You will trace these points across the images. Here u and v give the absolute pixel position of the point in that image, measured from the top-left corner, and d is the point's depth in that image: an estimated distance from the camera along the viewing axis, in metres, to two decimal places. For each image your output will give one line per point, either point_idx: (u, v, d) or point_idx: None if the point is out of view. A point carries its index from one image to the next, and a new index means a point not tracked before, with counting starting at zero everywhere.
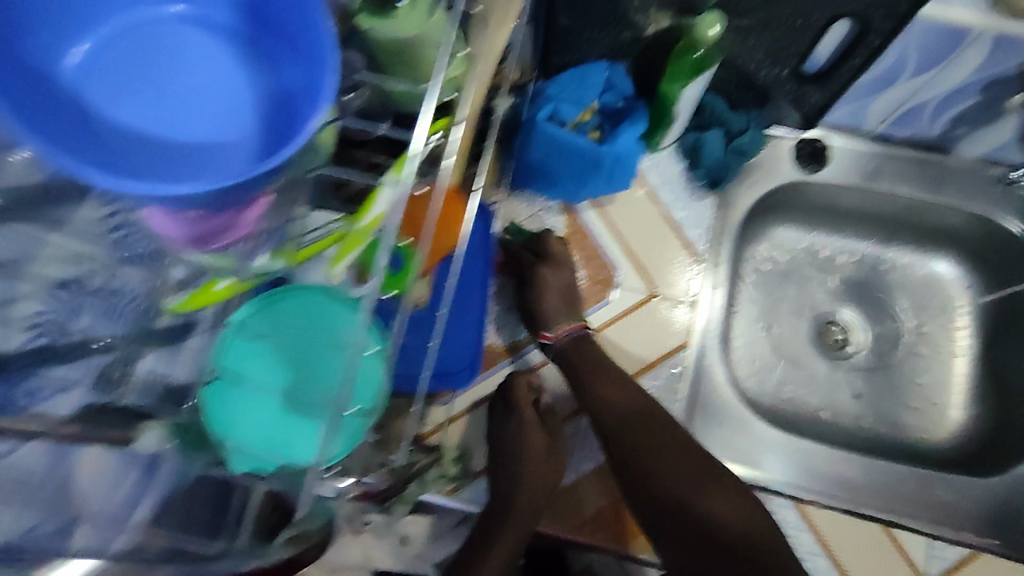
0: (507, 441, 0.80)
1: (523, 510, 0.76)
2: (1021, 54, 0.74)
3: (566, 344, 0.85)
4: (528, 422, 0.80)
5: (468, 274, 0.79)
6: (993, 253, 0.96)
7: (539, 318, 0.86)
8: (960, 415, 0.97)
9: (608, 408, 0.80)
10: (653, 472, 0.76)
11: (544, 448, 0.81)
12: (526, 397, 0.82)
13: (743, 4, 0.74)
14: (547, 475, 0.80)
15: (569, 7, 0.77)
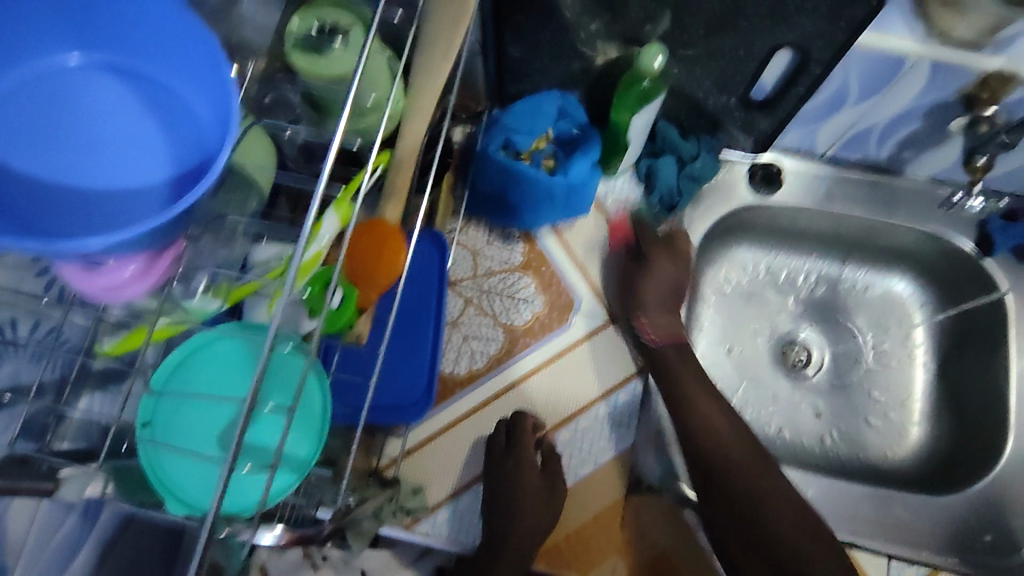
0: (504, 477, 0.81)
1: (514, 553, 0.78)
2: (958, 81, 0.75)
3: (670, 345, 0.87)
4: (517, 451, 0.82)
5: (421, 307, 0.80)
6: (948, 271, 0.98)
7: (641, 310, 0.88)
8: (919, 431, 0.98)
9: (698, 419, 0.83)
10: (729, 468, 0.80)
11: (542, 488, 0.82)
12: (525, 444, 0.82)
13: (685, 35, 0.76)
14: (546, 514, 0.81)
15: (518, 40, 0.81)
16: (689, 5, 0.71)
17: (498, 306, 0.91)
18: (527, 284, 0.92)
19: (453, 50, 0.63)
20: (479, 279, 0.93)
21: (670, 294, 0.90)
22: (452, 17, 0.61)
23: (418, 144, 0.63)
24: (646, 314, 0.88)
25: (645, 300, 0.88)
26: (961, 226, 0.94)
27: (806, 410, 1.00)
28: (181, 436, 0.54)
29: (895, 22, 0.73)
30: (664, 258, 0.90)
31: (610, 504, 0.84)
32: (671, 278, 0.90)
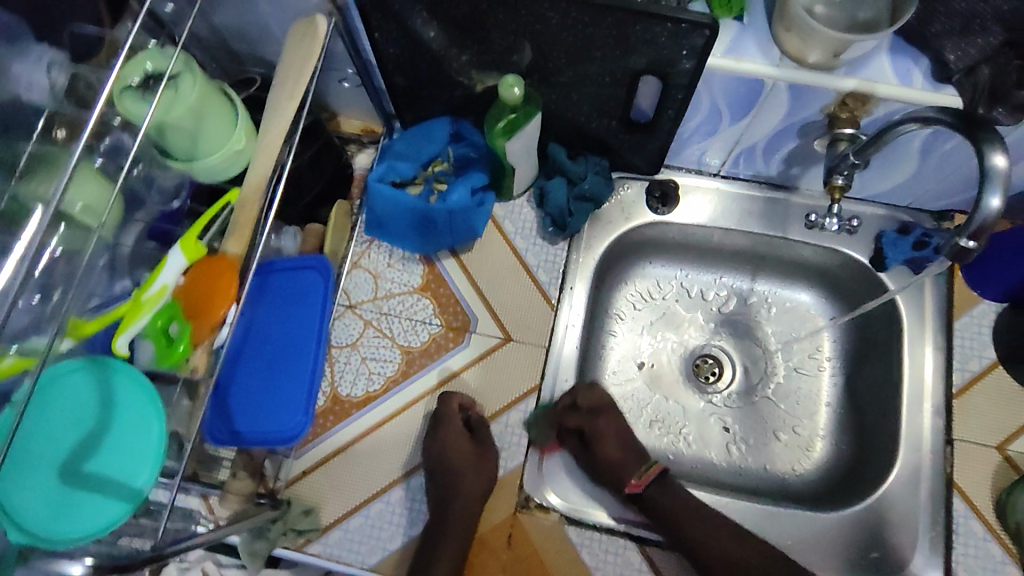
0: (434, 453, 0.86)
1: (457, 522, 0.82)
2: (818, 103, 0.76)
3: (659, 485, 0.86)
4: (443, 426, 0.87)
5: (305, 332, 0.85)
6: (850, 283, 0.99)
7: (612, 476, 0.87)
8: (824, 445, 0.98)
9: (695, 535, 0.82)
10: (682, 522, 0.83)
11: (472, 456, 0.86)
12: (455, 422, 0.87)
13: (551, 64, 0.78)
14: (481, 485, 0.85)
15: (400, 70, 0.85)
16: (546, 36, 0.73)
17: (396, 328, 0.93)
18: (425, 306, 0.94)
19: (300, 89, 0.67)
20: (378, 301, 0.95)
21: (631, 450, 0.89)
22: (304, 53, 0.67)
23: (265, 176, 0.65)
24: (622, 472, 0.86)
25: (611, 462, 0.87)
26: (858, 241, 0.95)
27: (714, 425, 1.01)
28: (26, 498, 0.56)
29: (750, 45, 0.74)
30: (606, 422, 0.89)
31: (499, 522, 0.86)
32: (618, 430, 0.90)
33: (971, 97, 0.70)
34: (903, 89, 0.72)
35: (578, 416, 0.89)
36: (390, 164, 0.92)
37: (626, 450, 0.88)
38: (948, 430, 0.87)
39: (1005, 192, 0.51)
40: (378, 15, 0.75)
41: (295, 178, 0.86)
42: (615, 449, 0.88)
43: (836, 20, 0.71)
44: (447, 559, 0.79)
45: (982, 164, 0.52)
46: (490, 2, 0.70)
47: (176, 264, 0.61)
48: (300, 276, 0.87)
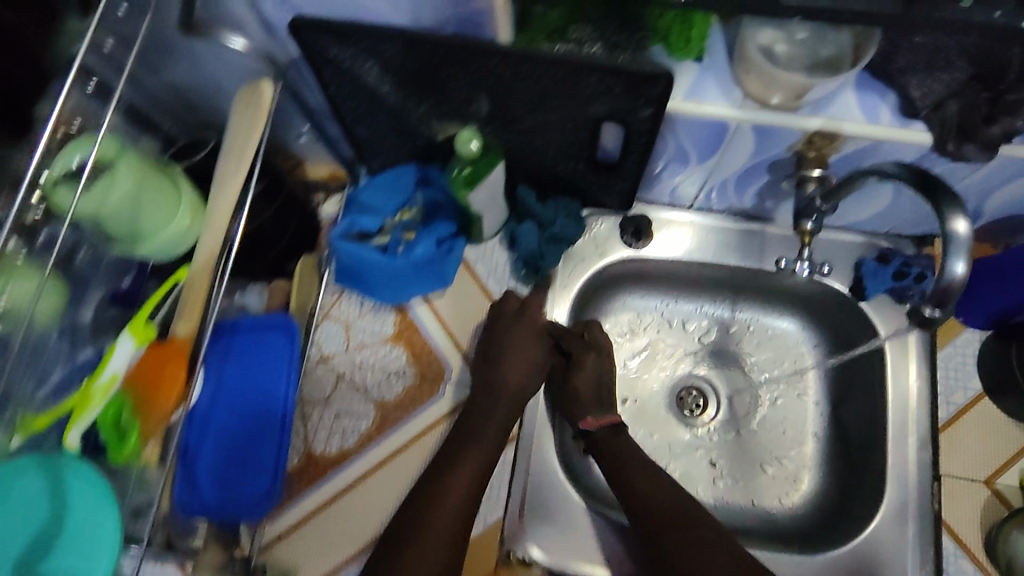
0: (494, 340, 0.89)
1: (508, 399, 0.85)
2: (784, 142, 0.74)
3: (608, 428, 0.86)
4: (504, 319, 0.90)
5: (271, 395, 0.85)
6: (833, 312, 0.96)
7: (574, 408, 0.89)
8: (810, 480, 0.96)
9: (627, 474, 0.81)
10: (627, 477, 0.81)
11: (533, 345, 0.89)
12: (520, 314, 0.90)
13: (510, 113, 0.76)
14: (530, 375, 0.86)
15: (361, 122, 0.83)
16: (503, 88, 0.71)
17: (370, 381, 0.92)
18: (398, 355, 0.92)
19: (247, 159, 0.66)
20: (351, 353, 0.93)
21: (597, 397, 0.90)
22: (248, 123, 0.67)
23: (214, 254, 0.64)
24: (582, 407, 0.88)
25: (579, 396, 0.89)
26: (839, 270, 0.93)
27: (701, 459, 0.98)
28: None
29: (711, 87, 0.72)
30: (591, 357, 0.91)
31: None
32: (599, 369, 0.91)
33: (941, 133, 0.68)
34: (869, 127, 0.69)
35: (570, 341, 0.92)
36: (354, 219, 0.88)
37: (594, 391, 0.90)
38: (937, 467, 0.85)
39: (971, 255, 0.50)
40: (330, 73, 0.73)
41: (256, 238, 0.84)
42: (587, 388, 0.90)
43: (798, 59, 0.68)
44: (489, 435, 0.82)
45: (943, 229, 0.51)
46: (442, 57, 0.68)
47: (125, 351, 0.60)
48: (264, 335, 0.86)
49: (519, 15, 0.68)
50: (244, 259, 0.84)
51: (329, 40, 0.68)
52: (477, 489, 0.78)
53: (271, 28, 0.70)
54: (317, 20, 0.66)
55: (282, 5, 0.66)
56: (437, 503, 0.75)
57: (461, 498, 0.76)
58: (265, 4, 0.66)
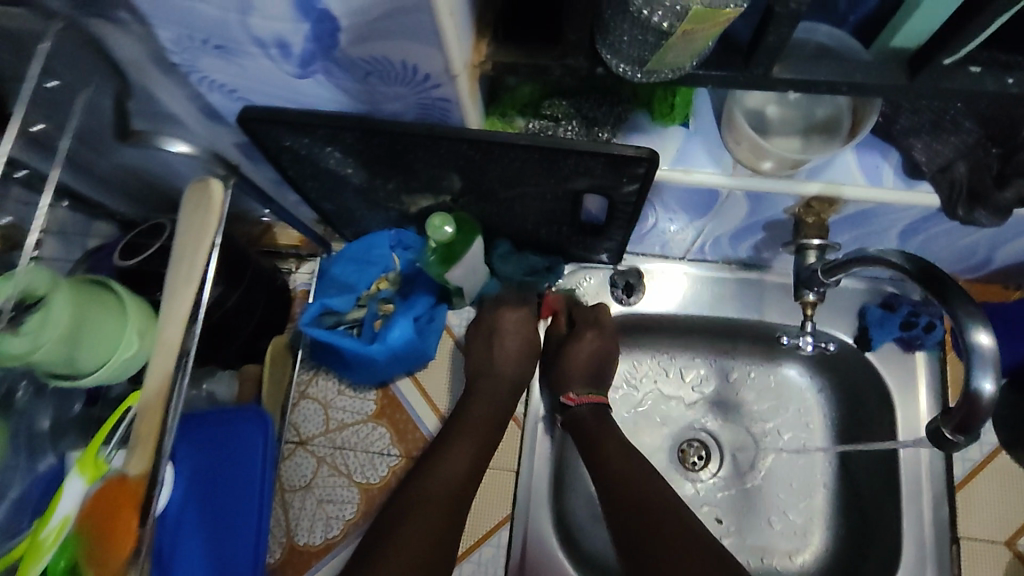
0: (485, 325, 0.89)
1: (500, 376, 0.87)
2: (779, 206, 0.69)
3: (591, 411, 0.86)
4: (502, 305, 0.89)
5: (247, 495, 0.79)
6: (834, 360, 0.92)
7: (564, 379, 0.88)
8: (821, 535, 0.90)
9: (604, 452, 0.81)
10: (604, 464, 0.80)
11: (524, 327, 0.89)
12: (521, 300, 0.90)
13: (484, 187, 0.71)
14: (522, 358, 0.88)
15: (327, 198, 0.78)
16: (476, 167, 0.66)
17: (353, 463, 0.87)
18: (382, 435, 0.88)
19: (197, 274, 0.60)
20: (331, 435, 0.89)
21: (595, 372, 0.88)
22: (197, 226, 0.60)
23: (167, 379, 0.58)
24: (568, 382, 0.88)
25: (570, 372, 0.88)
26: (840, 319, 0.89)
27: (707, 516, 0.92)
28: None
29: (700, 154, 0.66)
30: (586, 334, 0.89)
31: None
32: (599, 353, 0.89)
33: (949, 196, 0.63)
34: (872, 190, 0.64)
35: (580, 317, 0.91)
36: (325, 301, 0.82)
37: (589, 369, 0.89)
38: (955, 529, 0.82)
39: (999, 373, 0.46)
40: (287, 158, 0.68)
41: (222, 325, 0.78)
42: (584, 362, 0.88)
43: (793, 121, 0.64)
44: (474, 415, 0.84)
45: (963, 341, 0.46)
46: (406, 142, 0.62)
47: (75, 489, 0.56)
48: (235, 429, 0.80)
49: (487, 89, 0.63)
50: (208, 346, 0.79)
51: (284, 129, 0.62)
52: (474, 472, 0.79)
53: (220, 117, 0.64)
54: (267, 112, 0.61)
55: (229, 95, 0.61)
56: (432, 483, 0.76)
57: (457, 477, 0.78)
58: (211, 95, 0.61)
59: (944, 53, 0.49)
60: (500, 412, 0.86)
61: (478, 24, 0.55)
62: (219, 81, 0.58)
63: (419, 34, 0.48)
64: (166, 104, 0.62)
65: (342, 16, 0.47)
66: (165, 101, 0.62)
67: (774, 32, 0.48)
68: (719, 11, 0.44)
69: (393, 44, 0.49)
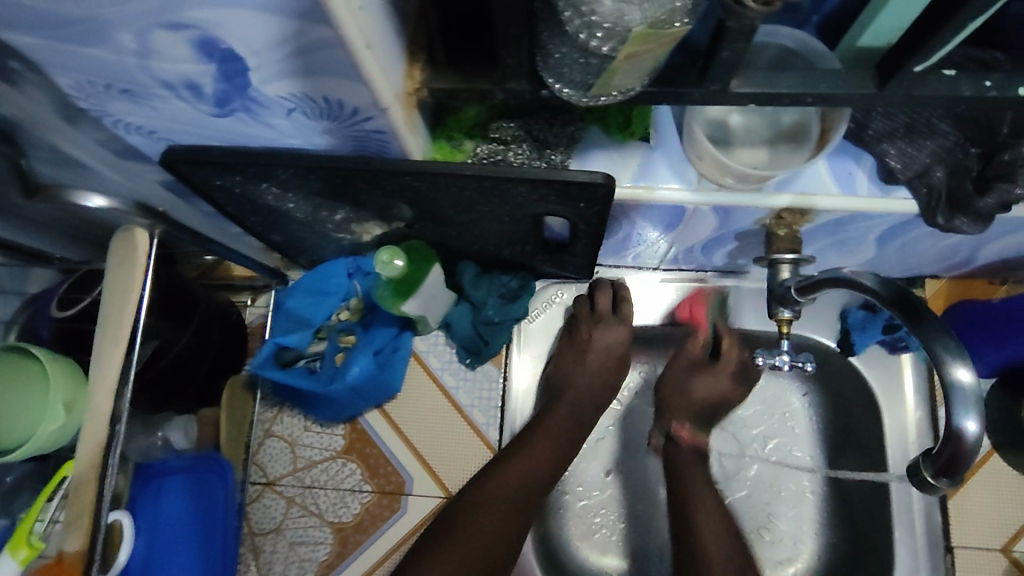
0: (580, 337, 0.83)
1: (570, 404, 0.79)
2: (750, 218, 0.65)
3: (692, 453, 0.80)
4: (597, 323, 0.83)
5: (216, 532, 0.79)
6: (822, 361, 0.87)
7: (677, 407, 0.82)
8: (813, 545, 0.85)
9: (692, 502, 0.75)
10: (696, 519, 0.73)
11: (617, 351, 0.82)
12: (618, 317, 0.83)
13: (437, 213, 0.67)
14: (609, 375, 0.82)
15: (276, 230, 0.73)
16: (427, 196, 0.62)
17: (323, 503, 0.85)
18: (352, 471, 0.85)
19: (125, 335, 0.56)
20: (299, 474, 0.86)
21: (709, 413, 0.83)
22: (123, 283, 0.56)
23: (98, 447, 0.54)
24: (683, 410, 0.82)
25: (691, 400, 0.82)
26: (821, 322, 0.86)
27: None
28: None
29: (662, 168, 0.61)
30: (727, 371, 0.83)
31: None
32: (726, 394, 0.83)
33: (929, 203, 0.59)
34: (847, 200, 0.60)
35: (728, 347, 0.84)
36: (280, 340, 0.76)
37: (704, 406, 0.83)
38: (949, 538, 0.80)
39: (983, 412, 0.41)
40: (222, 195, 0.63)
41: (171, 373, 0.74)
42: (703, 397, 0.83)
43: (757, 130, 0.60)
44: (538, 460, 0.74)
45: (942, 378, 0.42)
46: (345, 176, 0.58)
47: None
48: (199, 476, 0.78)
49: (432, 114, 0.58)
50: (159, 395, 0.75)
51: (211, 169, 0.58)
52: (546, 478, 0.74)
53: (144, 157, 0.59)
54: (191, 153, 0.56)
55: (149, 137, 0.56)
56: (491, 492, 0.70)
57: (514, 486, 0.71)
58: (130, 136, 0.56)
59: (914, 60, 0.45)
60: (576, 435, 0.78)
61: (410, 48, 0.50)
62: (135, 123, 0.54)
63: (338, 72, 0.43)
64: (84, 150, 0.57)
65: (248, 54, 0.42)
66: (80, 146, 0.57)
67: (728, 48, 0.43)
68: (664, 29, 0.39)
69: (310, 80, 0.45)
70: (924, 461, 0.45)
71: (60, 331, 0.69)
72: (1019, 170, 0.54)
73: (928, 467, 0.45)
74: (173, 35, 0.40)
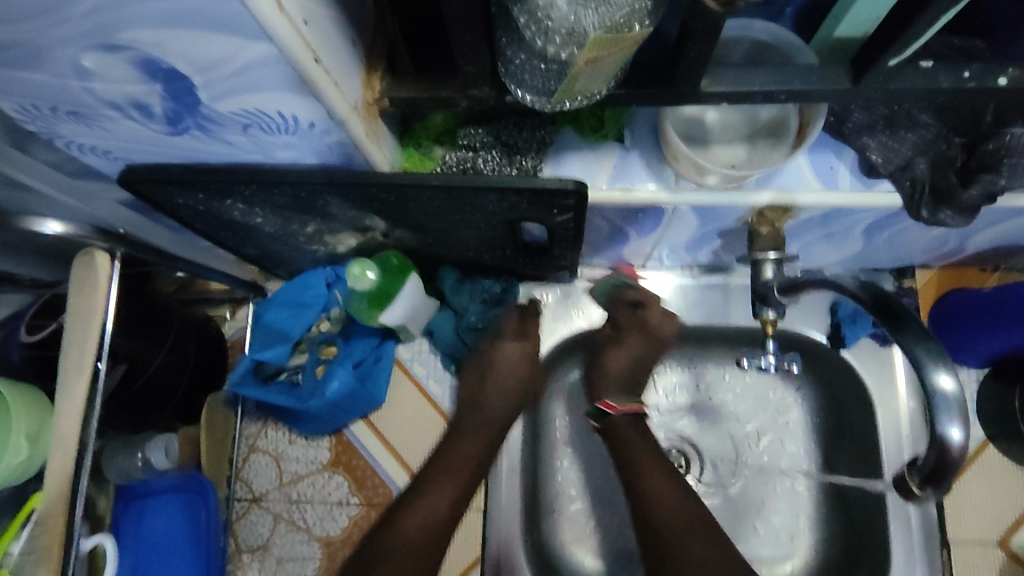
0: (479, 357, 0.79)
1: (472, 429, 0.76)
2: (731, 217, 0.63)
3: (629, 422, 0.76)
4: (501, 336, 0.78)
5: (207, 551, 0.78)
6: (812, 357, 0.86)
7: (601, 384, 0.79)
8: (810, 542, 0.83)
9: (640, 475, 0.73)
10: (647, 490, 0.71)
11: (519, 365, 0.78)
12: (522, 332, 0.79)
13: (411, 222, 0.65)
14: (517, 394, 0.78)
15: (248, 244, 0.71)
16: (397, 206, 0.60)
17: (311, 517, 0.84)
18: (339, 484, 0.84)
19: (87, 361, 0.55)
20: (286, 488, 0.85)
21: (632, 380, 0.79)
22: (83, 310, 0.55)
23: (66, 478, 0.54)
24: (608, 388, 0.79)
25: (610, 376, 0.79)
26: (812, 318, 0.85)
27: None
28: None
29: (638, 169, 0.60)
30: (634, 335, 0.80)
31: None
32: (641, 356, 0.80)
33: (911, 197, 0.57)
34: (829, 195, 0.58)
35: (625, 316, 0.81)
36: (257, 356, 0.76)
37: (627, 376, 0.79)
38: (944, 532, 0.79)
39: (967, 417, 0.40)
40: (188, 212, 0.61)
41: (149, 391, 0.72)
42: (621, 368, 0.79)
43: (735, 126, 0.58)
44: (437, 494, 0.70)
45: (924, 384, 0.42)
46: (310, 190, 0.56)
47: None
48: (175, 498, 0.77)
49: (397, 122, 0.57)
50: (138, 414, 0.74)
51: (171, 187, 0.56)
52: (454, 515, 0.70)
53: (103, 176, 0.58)
54: (150, 172, 0.54)
55: (106, 157, 0.54)
56: (401, 531, 0.66)
57: (422, 530, 0.67)
58: (86, 157, 0.54)
59: (887, 54, 0.43)
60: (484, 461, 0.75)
61: (367, 58, 0.48)
62: (88, 144, 0.52)
63: (283, 87, 0.41)
64: (41, 173, 0.56)
65: (192, 73, 0.40)
66: (36, 169, 0.55)
67: (692, 48, 0.42)
68: (621, 34, 0.37)
69: (259, 97, 0.43)
70: (911, 470, 0.45)
71: (32, 358, 0.67)
72: (1004, 161, 0.53)
73: (915, 476, 0.44)
74: (112, 56, 0.39)
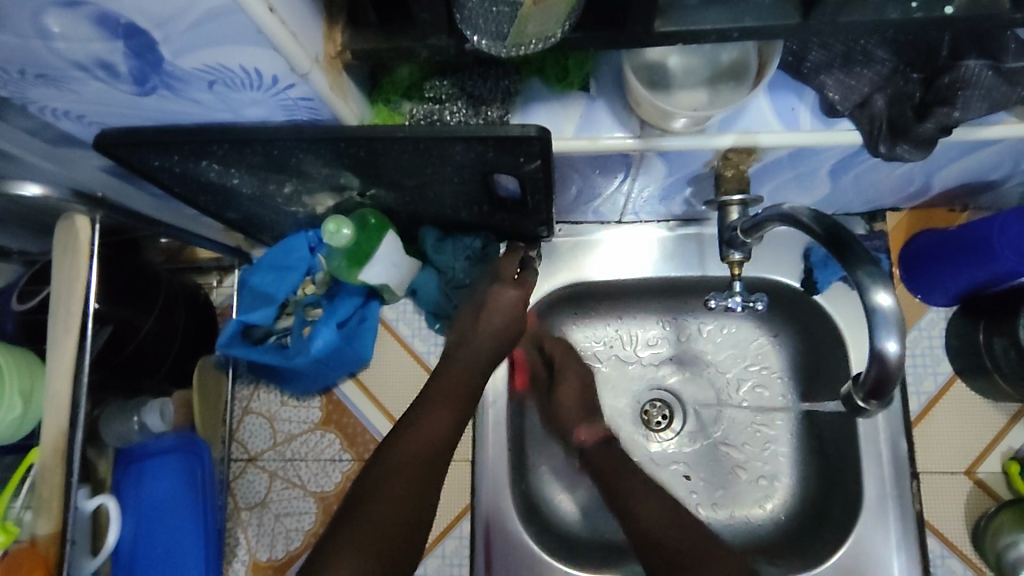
0: (478, 296, 0.79)
1: (463, 368, 0.76)
2: (697, 162, 0.65)
3: (601, 444, 0.82)
4: (499, 282, 0.78)
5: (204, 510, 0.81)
6: (788, 304, 0.88)
7: (563, 420, 0.85)
8: (788, 482, 0.87)
9: (621, 490, 0.76)
10: (634, 504, 0.74)
11: (514, 306, 0.76)
12: (517, 281, 0.78)
13: (387, 179, 0.66)
14: (510, 335, 0.76)
15: (230, 209, 0.73)
16: (369, 161, 0.61)
17: (305, 474, 0.87)
18: (331, 442, 0.87)
19: (76, 321, 0.59)
20: (280, 448, 0.88)
21: (588, 406, 0.86)
22: (70, 275, 0.59)
23: (61, 433, 0.58)
24: (571, 419, 0.85)
25: (562, 411, 0.86)
26: (787, 264, 0.85)
27: (673, 476, 0.88)
28: None
29: (604, 116, 0.61)
30: (568, 368, 0.88)
31: None
32: (581, 382, 0.88)
33: (871, 132, 0.58)
34: (790, 135, 0.59)
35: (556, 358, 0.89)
36: (244, 319, 0.78)
37: (583, 403, 0.86)
38: (914, 465, 0.81)
39: (902, 330, 0.46)
40: (165, 176, 0.63)
41: (139, 356, 0.74)
42: (571, 398, 0.86)
43: (697, 70, 0.58)
44: (432, 428, 0.71)
45: (867, 304, 0.47)
46: (280, 148, 0.57)
47: None
48: (170, 461, 0.79)
49: (365, 78, 0.58)
50: (129, 379, 0.75)
51: (147, 150, 0.57)
52: (448, 447, 0.71)
53: (79, 142, 0.59)
54: (124, 135, 0.56)
55: (79, 121, 0.55)
56: (394, 459, 0.68)
57: (417, 458, 0.68)
58: (60, 122, 0.55)
59: None
60: (472, 391, 0.76)
61: (328, 12, 0.49)
62: (62, 109, 0.53)
63: (243, 39, 0.42)
64: (19, 139, 0.57)
65: (151, 27, 0.41)
66: (12, 136, 0.56)
67: None
68: None
69: (221, 49, 0.44)
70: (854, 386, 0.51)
71: (24, 324, 0.69)
72: (958, 93, 0.54)
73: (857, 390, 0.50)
74: (70, 12, 0.40)
